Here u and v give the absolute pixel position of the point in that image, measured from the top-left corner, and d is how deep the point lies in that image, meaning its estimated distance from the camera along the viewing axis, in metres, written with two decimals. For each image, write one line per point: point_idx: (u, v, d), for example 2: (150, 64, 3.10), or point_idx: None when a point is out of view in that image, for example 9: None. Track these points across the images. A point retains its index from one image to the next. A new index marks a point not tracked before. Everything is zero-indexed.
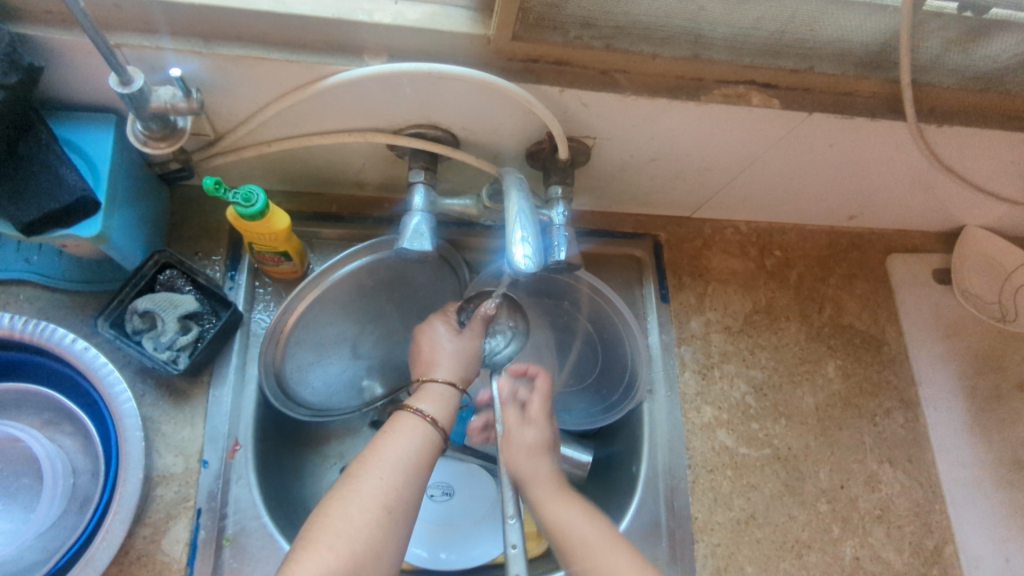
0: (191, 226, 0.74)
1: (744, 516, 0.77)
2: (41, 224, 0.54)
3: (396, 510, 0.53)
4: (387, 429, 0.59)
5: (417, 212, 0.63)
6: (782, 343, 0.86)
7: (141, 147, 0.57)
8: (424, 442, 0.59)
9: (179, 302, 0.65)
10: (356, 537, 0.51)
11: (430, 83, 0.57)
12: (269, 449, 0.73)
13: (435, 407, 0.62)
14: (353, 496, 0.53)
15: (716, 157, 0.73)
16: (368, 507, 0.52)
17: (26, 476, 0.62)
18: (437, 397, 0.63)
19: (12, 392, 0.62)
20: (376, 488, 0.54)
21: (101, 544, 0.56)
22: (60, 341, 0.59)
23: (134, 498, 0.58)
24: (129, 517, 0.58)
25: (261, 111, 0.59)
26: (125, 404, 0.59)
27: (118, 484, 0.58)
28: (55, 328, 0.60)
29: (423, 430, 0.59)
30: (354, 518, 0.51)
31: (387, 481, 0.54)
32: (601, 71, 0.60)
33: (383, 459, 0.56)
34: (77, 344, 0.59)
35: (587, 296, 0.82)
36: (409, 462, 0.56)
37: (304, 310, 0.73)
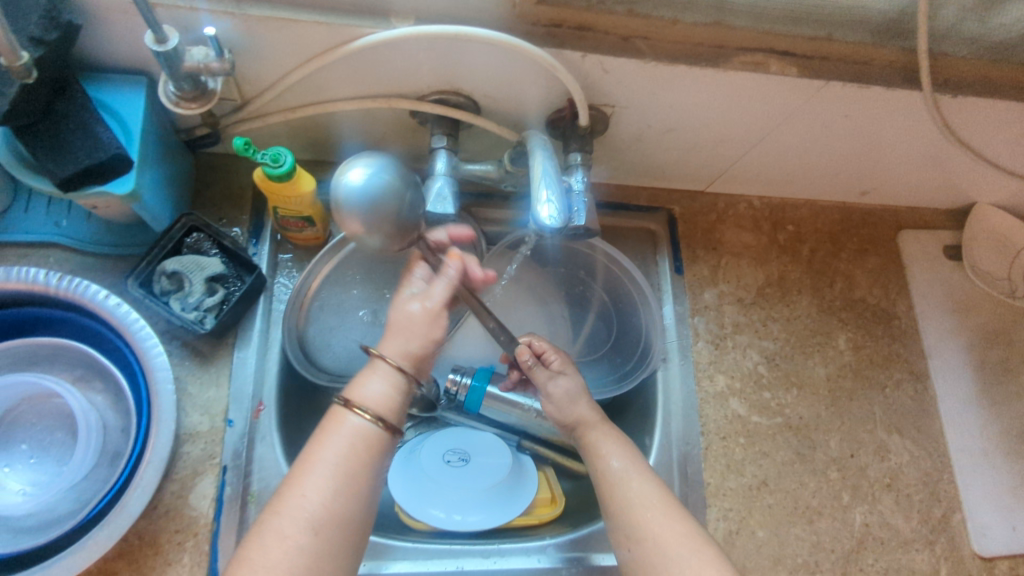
0: (216, 193, 0.75)
1: (756, 482, 0.79)
2: (78, 180, 0.55)
3: (327, 530, 0.50)
4: (327, 429, 0.54)
5: (439, 176, 0.65)
6: (793, 315, 0.87)
7: (171, 108, 0.58)
8: (364, 447, 0.54)
9: (205, 265, 0.67)
10: (276, 566, 0.48)
11: (455, 47, 0.58)
12: (291, 413, 0.75)
13: (380, 396, 0.55)
14: (276, 520, 0.50)
15: (732, 128, 0.74)
16: (294, 531, 0.50)
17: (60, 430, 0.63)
18: (385, 386, 0.56)
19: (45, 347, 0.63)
20: (301, 510, 0.50)
21: (135, 492, 0.58)
22: (94, 297, 0.61)
23: (167, 448, 0.60)
24: (161, 468, 0.59)
25: (290, 74, 0.61)
26: (156, 358, 0.61)
27: (151, 435, 0.60)
28: (88, 284, 0.61)
29: (359, 431, 0.54)
30: (272, 547, 0.49)
31: (320, 499, 0.51)
32: (622, 37, 0.61)
33: (316, 472, 0.52)
34: (110, 299, 0.61)
35: (603, 265, 0.84)
36: (344, 471, 0.52)
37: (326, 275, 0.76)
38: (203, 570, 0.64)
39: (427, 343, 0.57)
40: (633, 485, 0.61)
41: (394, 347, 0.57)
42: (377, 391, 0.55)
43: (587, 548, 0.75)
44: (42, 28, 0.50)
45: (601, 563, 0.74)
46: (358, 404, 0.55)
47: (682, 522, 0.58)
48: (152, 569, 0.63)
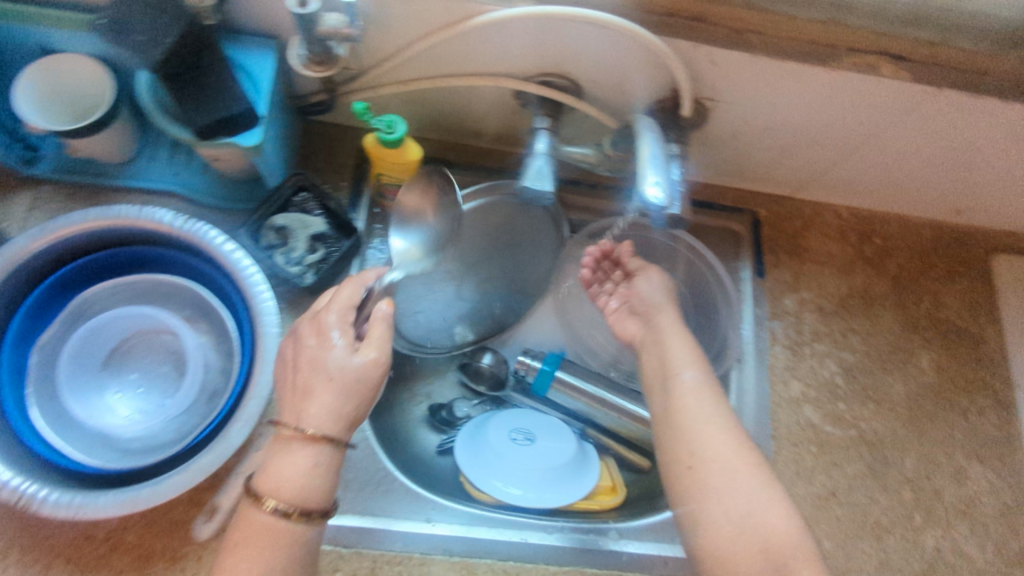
0: (320, 158, 0.79)
1: (825, 492, 0.77)
2: (211, 130, 0.59)
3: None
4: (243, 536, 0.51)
5: (540, 155, 0.67)
6: (875, 329, 0.85)
7: (300, 71, 0.62)
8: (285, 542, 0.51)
9: (310, 223, 0.71)
10: None
11: (571, 29, 0.60)
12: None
13: (297, 482, 0.52)
14: None
15: (832, 131, 0.73)
16: None
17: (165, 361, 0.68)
18: (288, 469, 0.52)
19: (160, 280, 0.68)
20: None
21: (237, 424, 0.59)
22: (211, 241, 0.64)
23: (268, 387, 0.61)
24: (262, 404, 0.61)
25: (409, 45, 0.63)
26: (264, 302, 0.63)
27: (253, 375, 0.61)
28: (207, 227, 0.64)
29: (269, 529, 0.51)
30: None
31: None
32: (734, 30, 0.61)
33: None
34: (227, 245, 0.64)
35: (684, 256, 0.85)
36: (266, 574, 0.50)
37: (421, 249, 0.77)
38: None
39: (339, 398, 0.55)
40: (707, 405, 0.59)
41: (310, 416, 0.54)
42: (292, 476, 0.52)
43: (638, 539, 0.75)
44: None
45: (656, 553, 0.74)
46: (267, 498, 0.51)
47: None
48: None
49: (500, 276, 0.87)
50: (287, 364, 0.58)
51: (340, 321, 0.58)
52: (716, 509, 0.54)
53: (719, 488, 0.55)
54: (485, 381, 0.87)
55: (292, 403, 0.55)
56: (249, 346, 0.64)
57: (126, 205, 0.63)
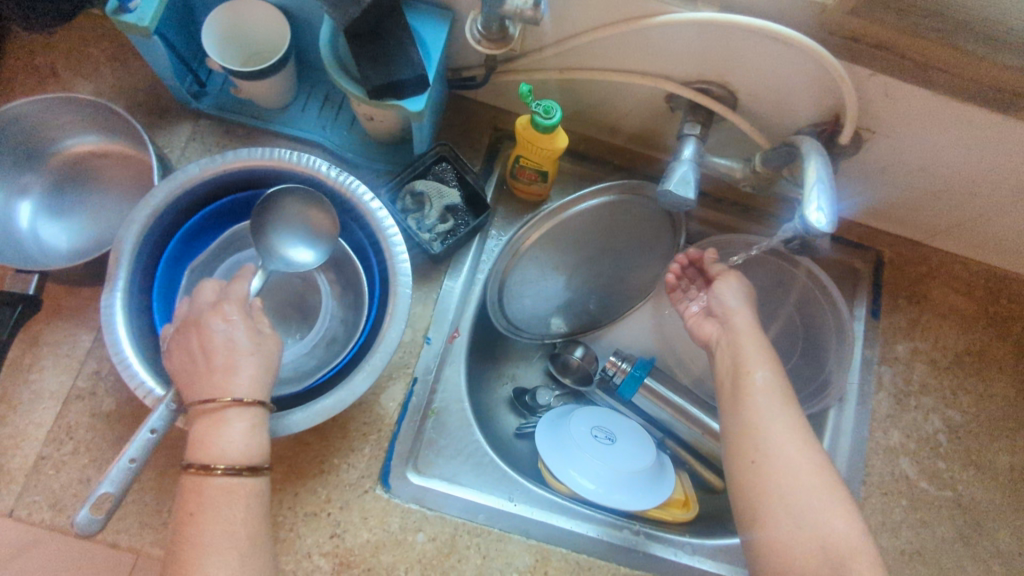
0: (459, 132, 0.81)
1: (910, 548, 0.76)
2: (383, 92, 0.61)
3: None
4: (199, 501, 0.49)
5: (684, 161, 0.67)
6: (988, 392, 0.82)
7: (472, 46, 0.63)
8: (245, 496, 0.50)
9: (446, 194, 0.73)
10: None
11: (749, 40, 0.60)
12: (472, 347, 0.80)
13: (243, 442, 0.51)
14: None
15: (988, 182, 0.70)
16: None
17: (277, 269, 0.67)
18: (240, 438, 0.51)
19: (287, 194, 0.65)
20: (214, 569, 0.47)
21: (359, 376, 0.59)
22: (360, 196, 0.65)
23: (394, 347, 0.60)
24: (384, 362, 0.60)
25: (580, 34, 0.64)
26: (401, 265, 0.63)
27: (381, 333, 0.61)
28: (358, 182, 0.65)
29: (225, 484, 0.49)
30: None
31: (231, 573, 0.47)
32: (919, 63, 0.59)
33: (217, 537, 0.48)
34: (374, 203, 0.64)
35: (804, 285, 0.81)
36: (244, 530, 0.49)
37: (541, 232, 0.77)
38: (379, 464, 0.69)
39: (263, 368, 0.53)
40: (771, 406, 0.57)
41: (242, 385, 0.52)
42: (241, 437, 0.51)
43: (710, 558, 0.75)
44: None
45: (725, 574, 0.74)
46: (214, 462, 0.49)
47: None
48: (338, 449, 0.69)
49: (608, 275, 0.82)
50: (192, 331, 0.54)
51: (241, 306, 0.56)
52: (779, 506, 0.53)
53: (783, 489, 0.53)
54: (572, 375, 0.89)
55: (211, 380, 0.51)
56: (375, 303, 0.67)
57: (288, 149, 0.65)
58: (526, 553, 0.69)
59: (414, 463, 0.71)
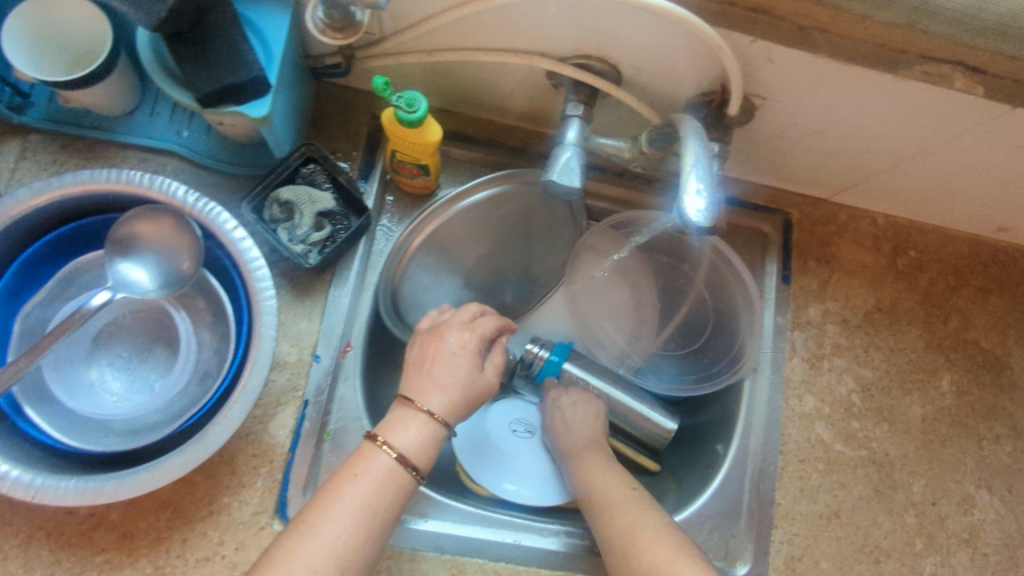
0: (333, 124, 0.73)
1: (828, 512, 0.76)
2: (216, 98, 0.53)
3: (347, 559, 0.50)
4: (361, 466, 0.54)
5: (568, 146, 0.62)
6: (898, 346, 0.82)
7: (316, 36, 0.56)
8: (393, 489, 0.54)
9: (317, 199, 0.66)
10: None
11: (619, 12, 0.54)
12: (372, 361, 0.76)
13: (413, 443, 0.56)
14: (305, 550, 0.49)
15: (885, 141, 0.68)
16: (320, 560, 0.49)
17: (122, 293, 0.59)
18: (413, 437, 0.57)
19: (140, 214, 0.59)
20: (330, 543, 0.50)
21: (217, 427, 0.54)
22: (221, 226, 0.60)
23: (256, 393, 0.56)
24: (245, 411, 0.56)
25: (438, 15, 0.57)
26: (267, 301, 0.58)
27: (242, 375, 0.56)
28: (221, 211, 0.60)
29: (391, 469, 0.55)
30: (297, 560, 0.49)
31: (346, 538, 0.51)
32: (799, 26, 0.55)
33: (344, 505, 0.52)
34: (236, 232, 0.59)
35: (711, 262, 0.81)
36: (373, 515, 0.53)
37: (428, 234, 0.72)
38: (274, 497, 0.65)
39: (458, 401, 0.60)
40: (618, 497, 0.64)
41: (433, 402, 0.59)
42: (412, 439, 0.57)
43: None
44: None
45: None
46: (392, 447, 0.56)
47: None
48: (226, 487, 0.64)
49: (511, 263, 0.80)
50: (432, 342, 0.63)
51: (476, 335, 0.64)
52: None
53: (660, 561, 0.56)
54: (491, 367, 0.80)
55: (415, 386, 0.60)
56: (244, 336, 0.60)
57: (138, 172, 0.59)
58: (440, 569, 0.68)
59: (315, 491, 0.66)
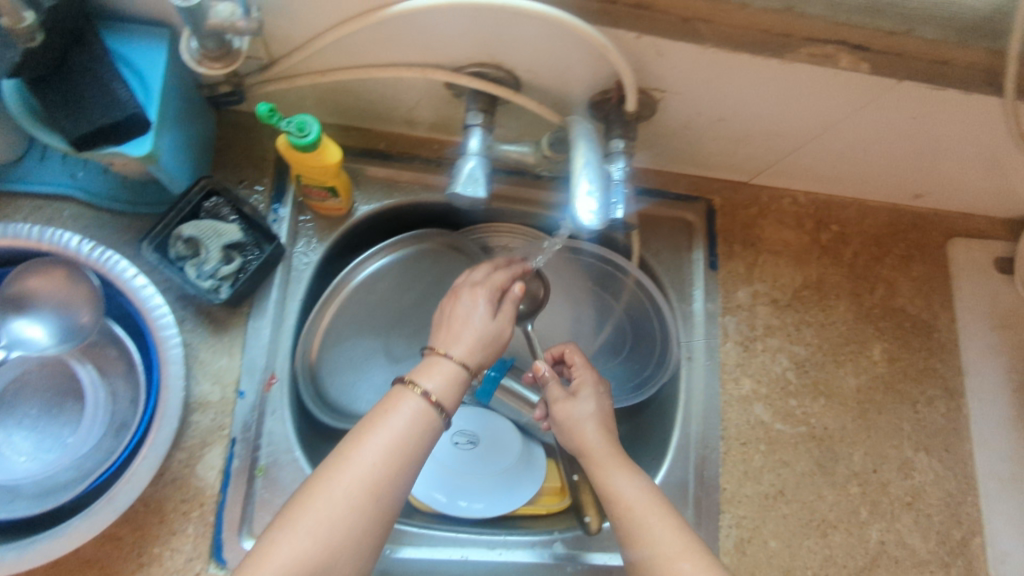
0: (238, 153, 0.72)
1: (773, 491, 0.77)
2: (92, 140, 0.51)
3: (379, 491, 0.50)
4: (394, 402, 0.54)
5: (472, 155, 0.61)
6: (829, 320, 0.83)
7: (194, 67, 0.54)
8: (424, 426, 0.54)
9: (223, 231, 0.64)
10: (334, 524, 0.49)
11: (500, 18, 0.53)
12: (307, 426, 0.73)
13: (441, 384, 0.56)
14: (338, 479, 0.50)
15: (788, 121, 0.68)
16: (353, 492, 0.50)
17: (20, 350, 0.60)
18: (444, 375, 0.56)
19: (29, 269, 0.59)
20: (365, 475, 0.50)
21: (125, 486, 0.56)
22: (120, 275, 0.60)
23: (164, 449, 0.58)
24: (155, 466, 0.57)
25: (321, 35, 0.56)
26: (172, 349, 0.60)
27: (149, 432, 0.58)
28: (118, 258, 0.60)
29: (424, 409, 0.54)
30: (331, 490, 0.50)
31: (379, 468, 0.51)
32: (683, 18, 0.55)
33: (377, 440, 0.52)
34: (136, 279, 0.60)
35: (632, 288, 0.84)
36: (406, 450, 0.52)
37: (328, 324, 0.76)
38: (207, 541, 0.63)
39: (483, 344, 0.60)
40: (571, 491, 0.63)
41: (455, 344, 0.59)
42: (439, 381, 0.56)
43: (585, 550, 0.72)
44: None
45: (604, 563, 0.71)
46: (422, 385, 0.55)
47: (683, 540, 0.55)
48: (156, 537, 0.62)
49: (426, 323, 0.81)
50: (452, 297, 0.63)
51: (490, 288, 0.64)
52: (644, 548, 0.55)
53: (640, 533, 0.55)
54: None
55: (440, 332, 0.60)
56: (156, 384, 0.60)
57: (27, 224, 0.59)
58: None
59: (250, 530, 0.64)
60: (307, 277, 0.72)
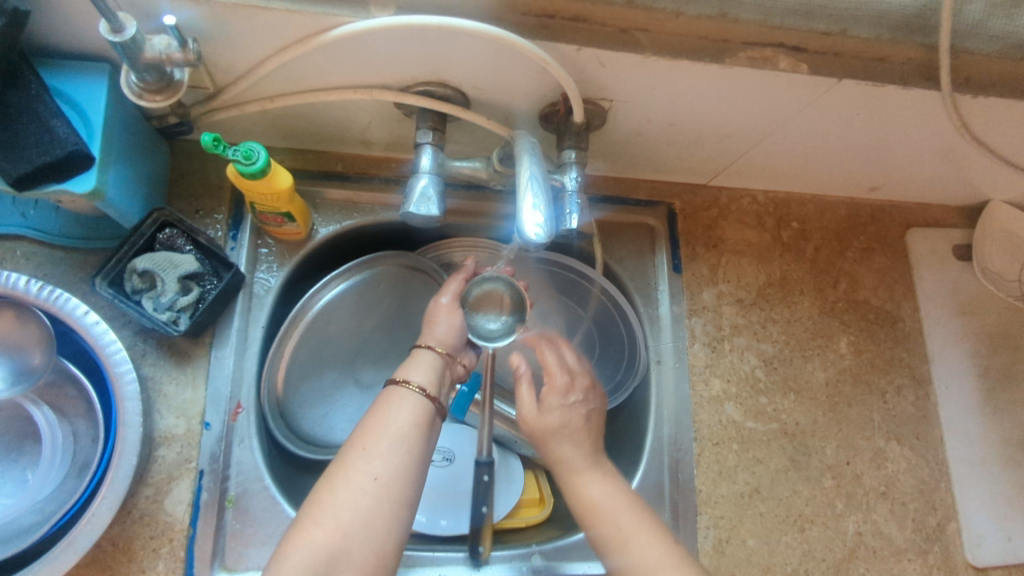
0: (192, 183, 0.71)
1: (748, 489, 0.77)
2: (33, 179, 0.51)
3: (387, 480, 0.53)
4: (389, 401, 0.59)
5: (424, 174, 0.61)
6: (794, 316, 0.84)
7: (135, 100, 0.54)
8: (419, 415, 0.58)
9: (179, 263, 0.63)
10: (344, 510, 0.51)
11: (439, 38, 0.54)
12: (280, 459, 0.73)
13: (427, 378, 0.62)
14: (342, 471, 0.53)
15: (737, 124, 0.69)
16: (358, 479, 0.53)
17: None
18: (426, 366, 0.63)
19: None
20: (367, 462, 0.54)
21: (85, 528, 0.56)
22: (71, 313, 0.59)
23: (125, 485, 0.57)
24: (116, 504, 0.57)
25: (264, 63, 0.56)
26: (129, 385, 0.59)
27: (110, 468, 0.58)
28: (68, 297, 0.59)
29: (419, 402, 0.59)
30: (340, 484, 0.52)
31: (384, 457, 0.54)
32: (621, 29, 0.56)
33: (379, 435, 0.56)
34: (88, 316, 0.59)
35: (598, 296, 0.84)
36: (405, 438, 0.56)
37: (287, 364, 0.74)
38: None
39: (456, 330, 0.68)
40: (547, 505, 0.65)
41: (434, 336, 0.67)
42: (424, 374, 0.62)
43: (565, 560, 0.71)
44: None
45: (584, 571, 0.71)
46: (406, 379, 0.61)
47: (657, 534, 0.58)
48: None
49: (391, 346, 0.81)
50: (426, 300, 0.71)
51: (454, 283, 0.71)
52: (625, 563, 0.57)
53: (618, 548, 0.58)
54: None
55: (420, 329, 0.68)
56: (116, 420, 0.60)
57: None
58: None
59: (222, 562, 0.64)
60: (270, 303, 0.72)
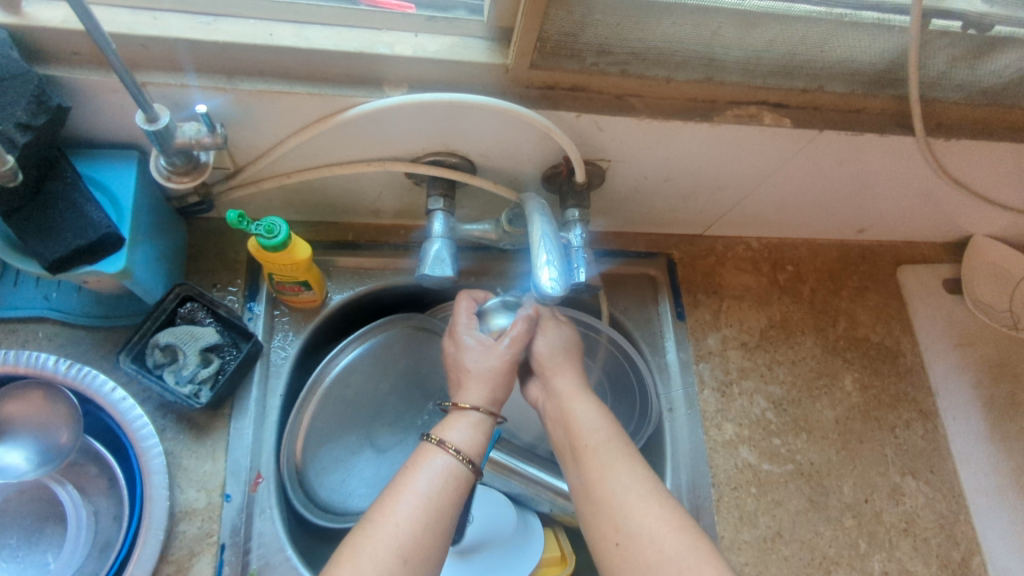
0: (210, 258, 0.74)
1: (770, 533, 0.77)
2: (67, 262, 0.53)
3: (415, 559, 0.51)
4: (417, 465, 0.57)
5: (437, 238, 0.64)
6: (799, 357, 0.86)
7: (163, 183, 0.57)
8: (450, 482, 0.57)
9: (200, 335, 0.65)
10: None
11: (449, 113, 0.58)
12: (300, 532, 0.71)
13: (466, 442, 0.60)
14: (367, 544, 0.51)
15: (728, 176, 0.73)
16: (385, 553, 0.51)
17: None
18: (464, 428, 0.61)
19: (5, 395, 0.60)
20: (394, 535, 0.52)
21: None
22: (99, 388, 0.62)
23: (152, 561, 0.59)
24: None
25: (283, 143, 0.60)
26: (155, 459, 0.62)
27: (138, 545, 0.60)
28: (96, 373, 0.63)
29: (451, 467, 0.58)
30: (366, 567, 0.49)
31: (412, 527, 0.52)
32: (616, 95, 0.60)
33: (410, 500, 0.54)
34: (116, 393, 0.62)
35: (608, 347, 0.85)
36: (437, 502, 0.55)
37: (306, 430, 0.75)
38: None
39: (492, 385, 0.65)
40: None
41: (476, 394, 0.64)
42: (466, 436, 0.61)
43: None
44: (31, 113, 0.49)
45: None
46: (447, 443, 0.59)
47: (660, 533, 0.53)
48: None
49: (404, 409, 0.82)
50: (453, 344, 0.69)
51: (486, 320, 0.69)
52: None
53: None
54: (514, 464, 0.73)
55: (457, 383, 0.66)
56: (140, 497, 0.62)
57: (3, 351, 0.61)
58: None
59: None
60: (287, 371, 0.73)
